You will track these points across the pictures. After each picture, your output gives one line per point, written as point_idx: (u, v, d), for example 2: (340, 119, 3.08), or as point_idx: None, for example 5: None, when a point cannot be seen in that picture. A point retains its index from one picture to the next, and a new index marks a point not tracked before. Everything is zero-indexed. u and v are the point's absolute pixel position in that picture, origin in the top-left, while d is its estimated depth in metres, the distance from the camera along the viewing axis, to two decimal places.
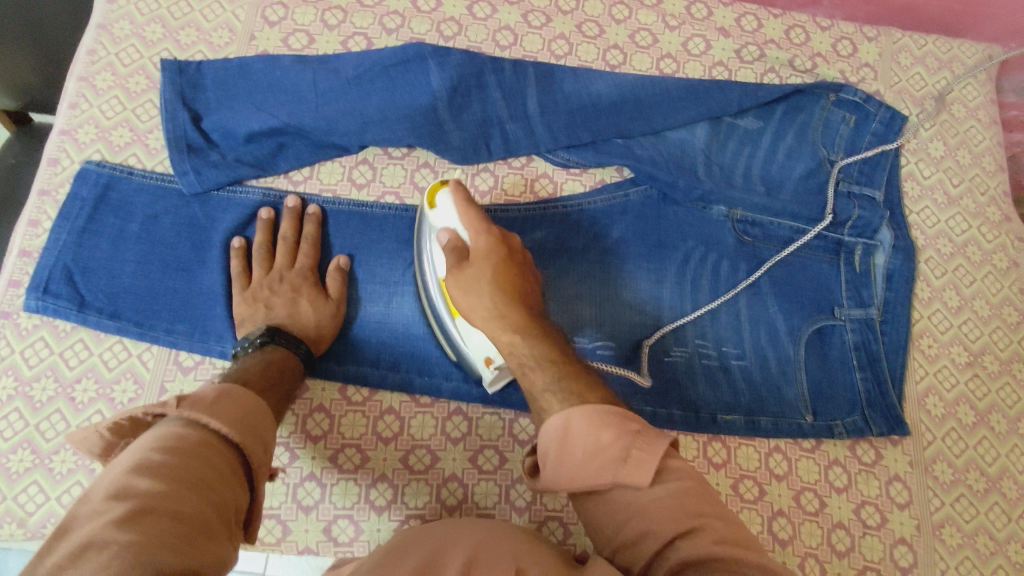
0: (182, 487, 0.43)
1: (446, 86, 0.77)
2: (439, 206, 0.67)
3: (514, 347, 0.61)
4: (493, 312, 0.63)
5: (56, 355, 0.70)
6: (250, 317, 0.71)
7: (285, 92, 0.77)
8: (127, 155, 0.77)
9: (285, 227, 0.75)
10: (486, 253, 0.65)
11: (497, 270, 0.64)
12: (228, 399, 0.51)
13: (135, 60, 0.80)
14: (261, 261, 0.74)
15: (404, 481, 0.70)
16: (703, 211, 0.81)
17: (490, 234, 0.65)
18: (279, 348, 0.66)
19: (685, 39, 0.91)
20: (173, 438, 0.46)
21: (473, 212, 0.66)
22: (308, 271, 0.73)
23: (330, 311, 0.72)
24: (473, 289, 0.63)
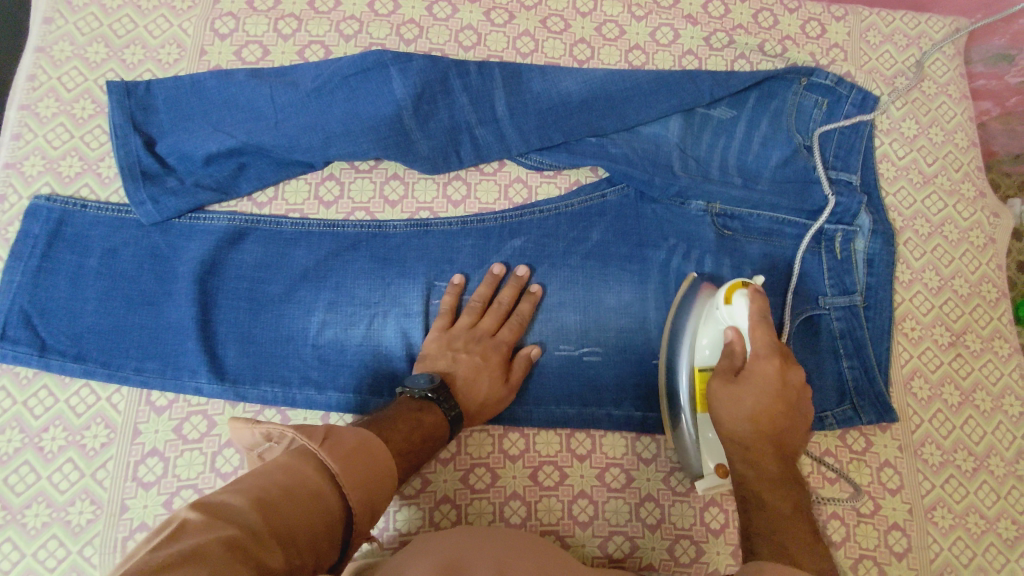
0: (281, 531, 0.45)
1: (410, 95, 0.75)
2: (734, 309, 0.64)
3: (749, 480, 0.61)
4: (743, 439, 0.61)
5: (20, 404, 0.67)
6: (430, 360, 0.69)
7: (242, 110, 0.74)
8: (79, 186, 0.73)
9: (506, 294, 0.73)
10: (765, 380, 0.60)
11: (768, 401, 0.59)
12: (365, 457, 0.54)
13: (79, 83, 0.76)
14: (472, 312, 0.72)
15: (395, 506, 0.69)
16: (682, 207, 0.80)
17: (774, 360, 0.60)
18: (438, 413, 0.64)
19: (653, 28, 0.89)
20: (297, 478, 0.49)
21: (767, 331, 0.61)
22: (506, 346, 0.71)
23: (499, 393, 0.69)
24: (733, 406, 0.61)
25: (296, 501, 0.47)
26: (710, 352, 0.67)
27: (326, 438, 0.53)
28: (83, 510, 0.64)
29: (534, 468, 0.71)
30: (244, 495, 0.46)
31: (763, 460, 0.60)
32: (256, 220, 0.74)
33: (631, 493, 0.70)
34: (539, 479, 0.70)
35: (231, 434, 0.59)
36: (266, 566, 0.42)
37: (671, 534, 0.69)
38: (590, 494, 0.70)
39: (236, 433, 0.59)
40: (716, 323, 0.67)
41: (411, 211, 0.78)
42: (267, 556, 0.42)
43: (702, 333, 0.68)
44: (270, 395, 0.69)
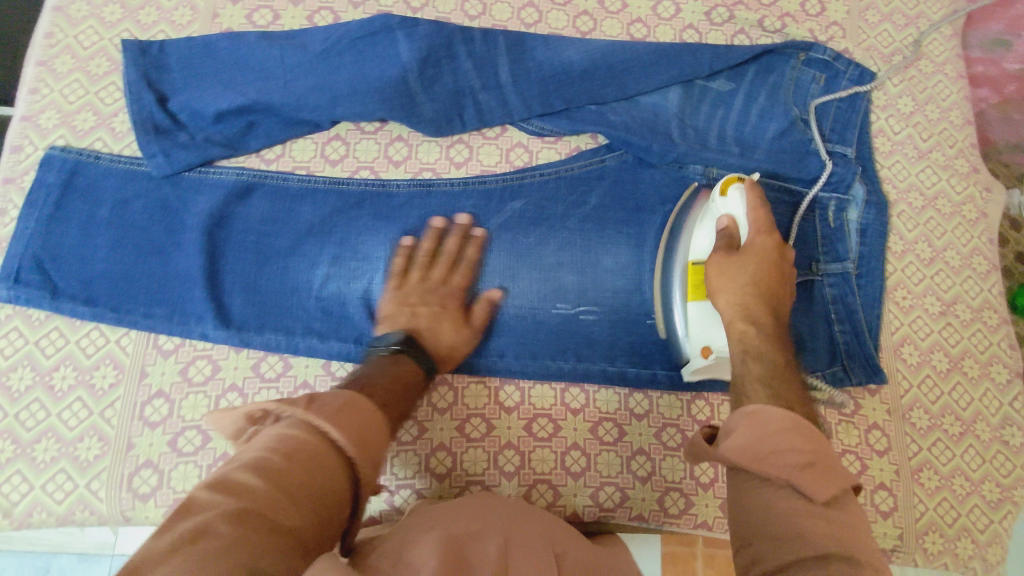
0: (290, 496, 0.45)
1: (415, 58, 0.76)
2: (729, 200, 0.72)
3: (748, 334, 0.65)
4: (743, 302, 0.66)
5: (32, 344, 0.69)
6: (392, 318, 0.70)
7: (252, 70, 0.76)
8: (92, 140, 0.75)
9: (450, 243, 0.75)
10: (762, 251, 0.69)
11: (765, 267, 0.68)
12: (355, 412, 0.52)
13: (94, 42, 0.78)
14: (420, 267, 0.74)
15: (393, 452, 0.72)
16: (680, 171, 0.82)
17: (771, 236, 0.69)
18: (411, 361, 0.66)
19: (654, 3, 0.91)
20: (297, 444, 0.48)
21: (763, 211, 0.70)
22: (459, 292, 0.73)
23: (465, 336, 0.72)
24: (734, 272, 0.68)
25: (299, 467, 0.46)
26: (706, 243, 0.73)
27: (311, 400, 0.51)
28: (91, 446, 0.67)
29: (529, 420, 0.74)
30: (245, 470, 0.46)
31: (759, 313, 0.66)
32: (263, 175, 0.76)
33: (622, 446, 0.73)
34: (532, 430, 0.73)
35: (210, 425, 0.55)
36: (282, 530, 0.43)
37: (660, 487, 0.73)
38: (582, 446, 0.73)
39: (211, 422, 0.57)
40: (713, 218, 0.73)
41: (415, 171, 0.80)
42: (275, 524, 0.43)
43: (700, 229, 0.74)
44: (273, 343, 0.71)
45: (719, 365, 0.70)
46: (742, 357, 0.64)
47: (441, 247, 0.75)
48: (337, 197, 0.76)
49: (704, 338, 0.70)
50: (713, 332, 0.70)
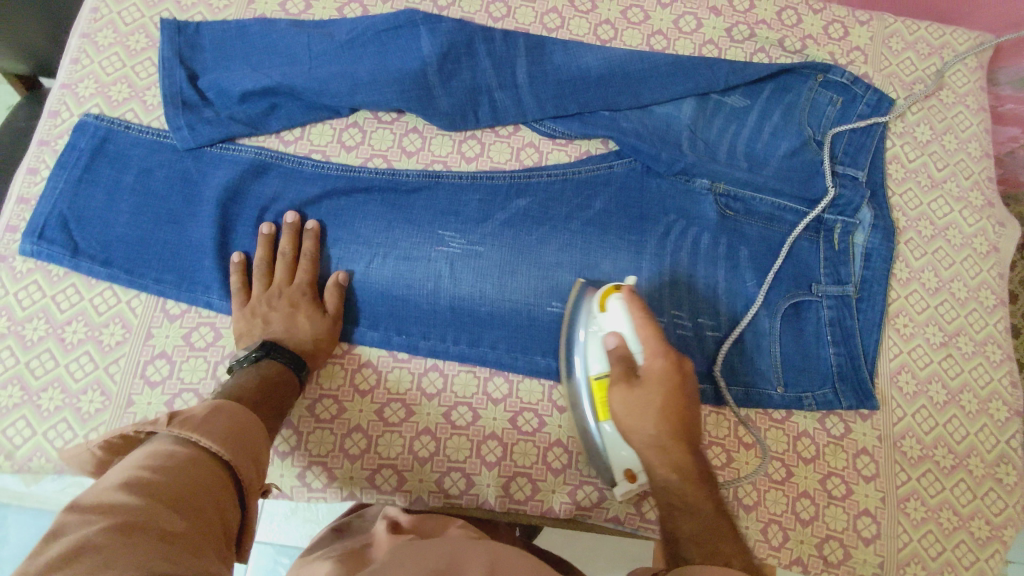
0: (169, 498, 0.46)
1: (436, 53, 0.79)
2: (614, 315, 0.67)
3: (671, 481, 0.60)
4: (658, 439, 0.60)
5: (49, 298, 0.73)
6: (247, 332, 0.72)
7: (280, 54, 0.80)
8: (124, 111, 0.79)
9: (285, 244, 0.75)
10: (661, 375, 0.62)
11: (670, 394, 0.61)
12: (219, 419, 0.56)
13: (136, 19, 0.82)
14: (260, 278, 0.74)
15: (379, 432, 0.73)
16: (686, 184, 0.84)
17: (667, 354, 0.63)
18: (273, 363, 0.68)
19: (676, 16, 0.92)
20: (171, 459, 0.50)
21: (649, 327, 0.64)
22: (304, 287, 0.74)
23: (325, 324, 0.73)
24: (640, 411, 0.61)
25: (179, 477, 0.48)
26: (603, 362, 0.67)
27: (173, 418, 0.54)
28: (93, 399, 0.70)
29: (515, 413, 0.75)
30: (119, 488, 0.45)
31: (675, 450, 0.60)
32: (280, 156, 0.79)
33: None
34: (517, 424, 0.74)
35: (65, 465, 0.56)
36: (172, 531, 0.44)
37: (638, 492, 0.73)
38: (565, 444, 0.74)
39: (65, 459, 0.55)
40: (602, 335, 0.68)
41: (426, 162, 0.82)
42: (163, 526, 0.43)
43: (593, 349, 0.69)
44: None
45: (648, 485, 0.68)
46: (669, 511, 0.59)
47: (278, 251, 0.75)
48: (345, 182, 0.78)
49: (625, 463, 0.67)
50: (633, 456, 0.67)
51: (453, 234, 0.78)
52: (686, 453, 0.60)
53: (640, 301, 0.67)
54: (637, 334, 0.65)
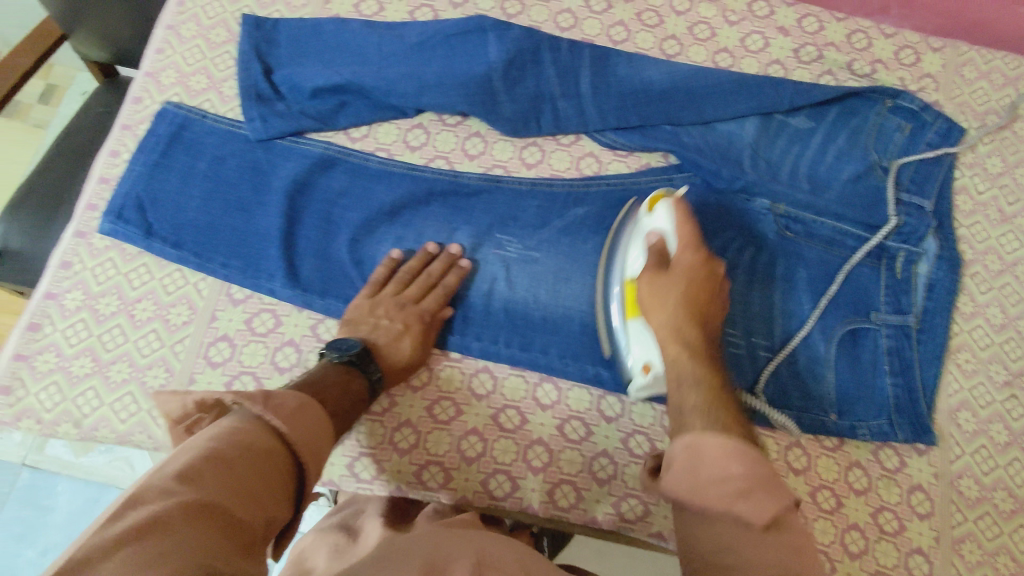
0: (242, 488, 0.47)
1: (502, 59, 0.80)
2: (659, 216, 0.70)
3: (680, 359, 0.62)
4: (673, 324, 0.64)
5: (122, 275, 0.75)
6: (354, 322, 0.72)
7: (352, 54, 0.82)
8: (202, 100, 0.81)
9: (434, 268, 0.76)
10: (688, 268, 0.66)
11: (693, 286, 0.65)
12: (305, 414, 0.56)
13: (219, 13, 0.84)
14: (397, 282, 0.75)
15: (428, 429, 0.74)
16: (746, 204, 0.83)
17: (697, 251, 0.67)
18: (363, 379, 0.68)
19: (743, 35, 0.91)
20: (253, 441, 0.50)
21: (688, 224, 0.67)
22: (428, 315, 0.74)
23: (419, 355, 0.73)
24: (662, 294, 0.65)
25: (257, 464, 0.49)
26: (639, 261, 0.70)
27: (269, 400, 0.54)
28: (157, 375, 0.73)
29: (563, 420, 0.74)
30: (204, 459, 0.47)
31: (690, 332, 0.64)
32: (346, 152, 0.81)
33: None
34: (565, 431, 0.74)
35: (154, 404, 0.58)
36: (236, 526, 0.45)
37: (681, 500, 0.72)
38: (612, 455, 0.73)
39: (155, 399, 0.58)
40: (644, 234, 0.71)
41: (487, 166, 0.83)
42: (230, 518, 0.44)
43: (633, 247, 0.72)
44: (334, 309, 0.75)
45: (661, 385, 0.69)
46: (676, 381, 0.61)
47: (425, 270, 0.76)
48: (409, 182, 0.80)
49: (644, 357, 0.69)
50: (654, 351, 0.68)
51: (510, 239, 0.79)
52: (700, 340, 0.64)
53: (686, 207, 0.69)
54: (675, 234, 0.68)
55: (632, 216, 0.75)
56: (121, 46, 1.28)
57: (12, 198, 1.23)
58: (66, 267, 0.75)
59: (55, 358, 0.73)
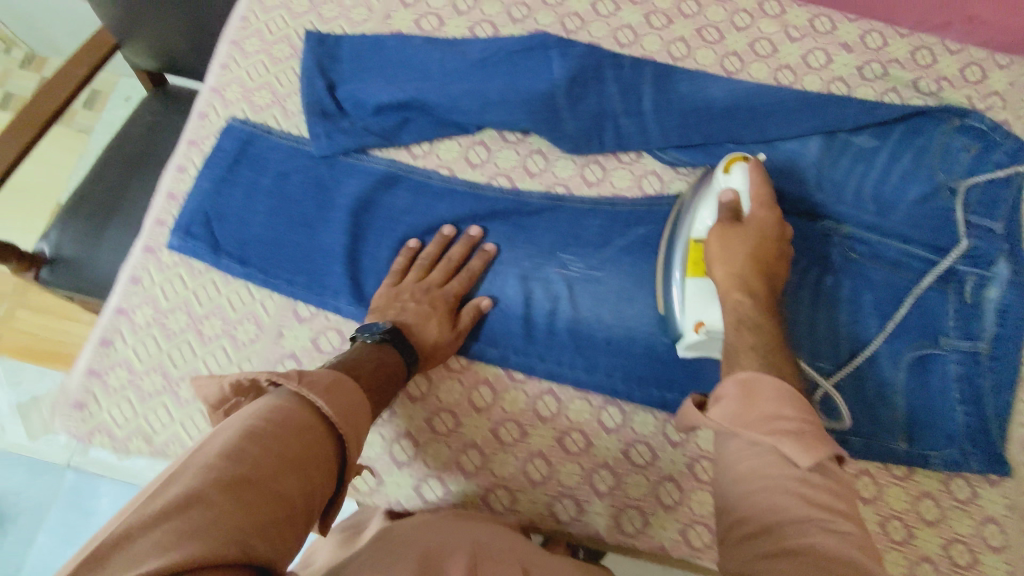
0: (283, 461, 0.47)
1: (565, 77, 0.79)
2: (735, 176, 0.71)
3: (742, 305, 0.65)
4: (741, 272, 0.66)
5: (189, 291, 0.76)
6: (382, 309, 0.73)
7: (414, 70, 0.82)
8: (266, 116, 0.82)
9: (456, 252, 0.78)
10: (762, 224, 0.68)
11: (765, 240, 0.68)
12: (342, 389, 0.55)
13: (282, 28, 0.85)
14: (419, 268, 0.76)
15: (493, 451, 0.76)
16: (811, 223, 0.83)
17: (772, 211, 0.69)
18: (394, 354, 0.67)
19: (805, 51, 0.90)
20: (290, 417, 0.51)
21: (763, 185, 0.70)
22: (452, 297, 0.75)
23: (449, 335, 0.74)
24: (734, 243, 0.67)
25: (296, 438, 0.49)
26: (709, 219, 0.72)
27: (303, 376, 0.54)
28: None
29: (627, 445, 0.74)
30: (239, 436, 0.47)
31: (755, 281, 0.66)
32: (411, 169, 0.81)
33: None
34: (630, 456, 0.74)
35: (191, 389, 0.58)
36: (275, 496, 0.45)
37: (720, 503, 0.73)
38: (677, 480, 0.73)
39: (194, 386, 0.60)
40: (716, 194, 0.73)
41: (548, 184, 0.82)
42: (269, 492, 0.45)
43: (702, 207, 0.73)
44: None
45: (711, 343, 0.70)
46: (737, 324, 0.64)
47: (446, 254, 0.78)
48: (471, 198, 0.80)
49: (698, 313, 0.70)
50: (713, 309, 0.69)
51: (573, 259, 0.79)
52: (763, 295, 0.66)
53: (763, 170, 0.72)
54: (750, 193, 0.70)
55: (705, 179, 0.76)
56: (169, 56, 1.30)
57: (65, 206, 1.28)
58: (136, 282, 0.77)
59: (127, 373, 0.74)
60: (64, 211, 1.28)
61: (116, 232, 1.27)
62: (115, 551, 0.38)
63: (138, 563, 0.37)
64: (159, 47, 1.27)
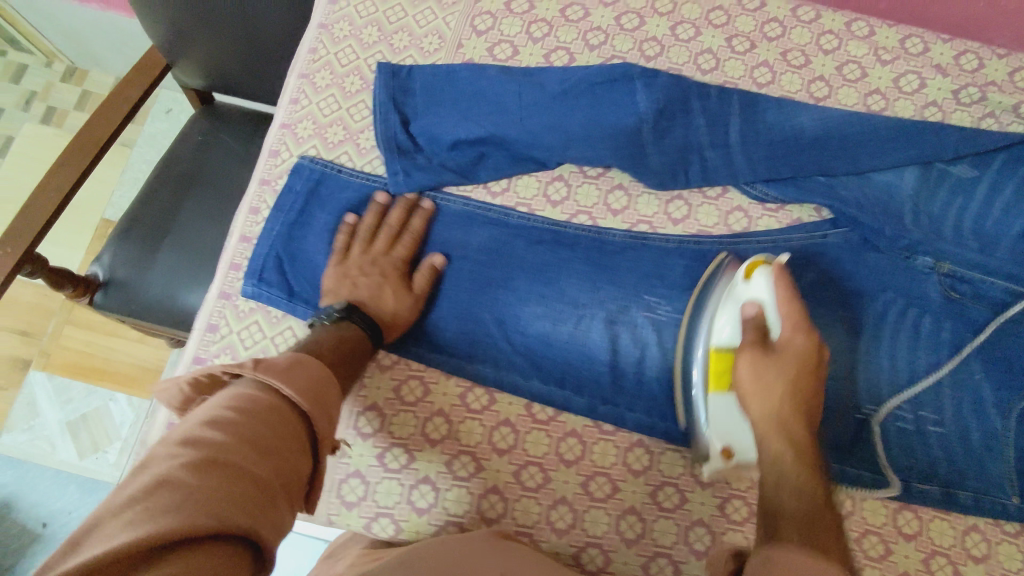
0: (246, 442, 0.47)
1: (653, 109, 0.75)
2: (757, 285, 0.66)
3: (780, 456, 0.57)
4: (778, 410, 0.59)
5: (268, 339, 0.74)
6: (334, 290, 0.72)
7: (488, 102, 0.78)
8: (339, 152, 0.80)
9: (394, 216, 0.76)
10: (798, 351, 0.61)
11: (803, 372, 0.60)
12: (301, 368, 0.56)
13: (352, 60, 0.83)
14: (362, 240, 0.75)
15: (585, 507, 0.70)
16: (906, 261, 0.78)
17: (809, 334, 0.62)
18: (353, 327, 0.67)
19: (898, 75, 0.84)
20: (249, 401, 0.51)
21: (794, 302, 0.63)
22: (401, 263, 0.75)
23: (408, 303, 0.73)
24: (767, 376, 0.60)
25: (256, 420, 0.50)
26: (729, 330, 0.67)
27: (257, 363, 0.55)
28: None
29: (724, 499, 0.70)
30: (203, 426, 0.48)
31: (796, 424, 0.59)
32: (487, 208, 0.79)
33: None
34: (726, 511, 0.70)
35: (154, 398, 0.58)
36: (243, 476, 0.45)
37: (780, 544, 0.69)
38: None
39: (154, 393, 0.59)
40: (738, 302, 0.67)
41: (632, 222, 0.79)
42: (242, 471, 0.45)
43: (721, 315, 0.68)
44: (482, 375, 0.73)
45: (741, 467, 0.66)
46: (772, 482, 0.56)
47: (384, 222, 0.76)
48: (550, 233, 0.78)
49: (726, 437, 0.65)
50: (741, 435, 0.65)
51: (659, 301, 0.75)
52: (806, 433, 0.59)
53: (788, 276, 0.65)
54: (777, 306, 0.64)
55: (724, 278, 0.71)
56: (215, 75, 1.27)
57: (118, 227, 1.26)
58: (213, 330, 0.75)
59: None
60: (117, 231, 1.26)
61: (165, 256, 1.25)
62: (85, 540, 0.38)
63: (108, 543, 0.37)
64: (206, 67, 1.24)
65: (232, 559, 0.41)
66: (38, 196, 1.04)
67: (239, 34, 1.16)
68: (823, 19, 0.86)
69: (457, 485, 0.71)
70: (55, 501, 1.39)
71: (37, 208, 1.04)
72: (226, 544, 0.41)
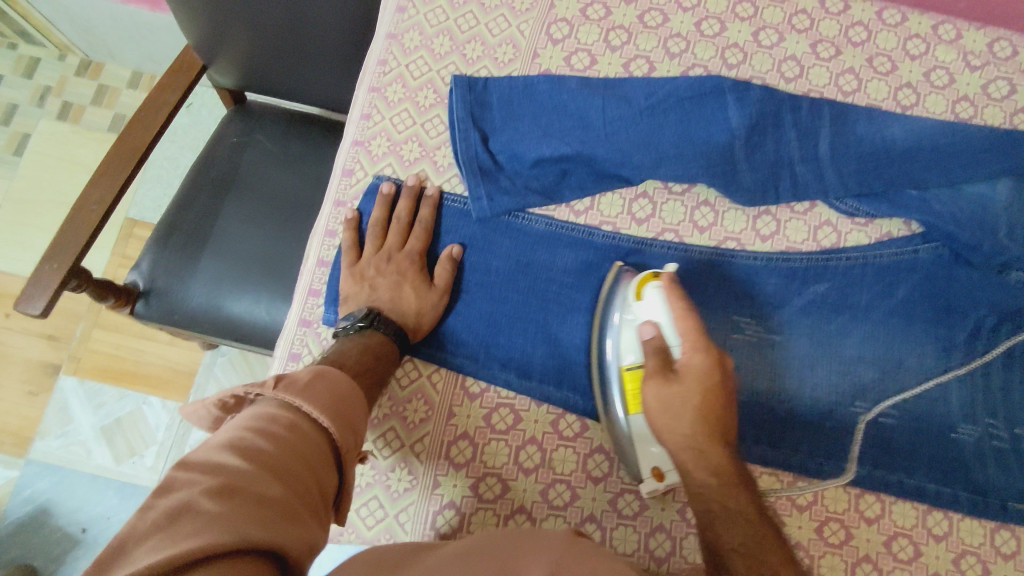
0: (270, 467, 0.48)
1: (744, 125, 0.74)
2: (651, 305, 0.66)
3: (707, 486, 0.58)
4: (693, 440, 0.60)
5: None
6: (353, 294, 0.72)
7: (571, 117, 0.75)
8: (416, 171, 0.78)
9: (401, 208, 0.76)
10: (699, 371, 0.61)
11: (706, 393, 0.60)
12: (321, 384, 0.58)
13: (424, 72, 0.80)
14: (373, 238, 0.75)
15: (684, 534, 0.68)
16: (999, 276, 0.76)
17: (707, 351, 0.62)
18: (377, 334, 0.68)
19: (986, 81, 0.82)
20: (269, 422, 0.52)
21: (688, 318, 0.63)
22: (416, 256, 0.75)
23: (432, 299, 0.72)
24: (677, 409, 0.61)
25: (278, 440, 0.51)
26: (635, 354, 0.67)
27: (278, 381, 0.56)
28: (401, 478, 0.70)
29: (821, 522, 0.70)
30: (223, 449, 0.48)
31: (715, 457, 0.59)
32: (571, 228, 0.76)
33: (918, 567, 0.69)
34: (824, 535, 0.70)
35: (186, 420, 0.59)
36: (267, 497, 0.45)
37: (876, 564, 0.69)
38: (875, 559, 0.69)
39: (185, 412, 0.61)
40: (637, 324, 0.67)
41: (719, 239, 0.78)
42: (262, 492, 0.45)
43: (625, 340, 0.68)
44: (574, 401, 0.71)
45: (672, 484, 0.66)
46: (709, 518, 0.57)
47: (393, 215, 0.76)
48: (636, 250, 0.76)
49: (652, 459, 0.66)
50: (661, 454, 0.65)
51: (750, 321, 0.76)
52: (725, 457, 0.59)
53: (680, 291, 0.65)
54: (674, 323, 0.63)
55: (620, 295, 0.71)
56: (252, 77, 1.15)
57: (156, 232, 1.10)
58: (295, 359, 0.73)
59: None
60: (157, 235, 1.10)
61: (209, 264, 1.08)
62: (113, 562, 0.38)
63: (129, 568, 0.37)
64: (242, 68, 1.12)
65: (261, 575, 0.40)
66: (76, 210, 0.93)
67: (277, 28, 1.03)
68: (909, 23, 0.84)
69: (554, 514, 0.69)
70: (95, 505, 1.33)
71: (74, 225, 0.92)
72: (252, 562, 0.41)
